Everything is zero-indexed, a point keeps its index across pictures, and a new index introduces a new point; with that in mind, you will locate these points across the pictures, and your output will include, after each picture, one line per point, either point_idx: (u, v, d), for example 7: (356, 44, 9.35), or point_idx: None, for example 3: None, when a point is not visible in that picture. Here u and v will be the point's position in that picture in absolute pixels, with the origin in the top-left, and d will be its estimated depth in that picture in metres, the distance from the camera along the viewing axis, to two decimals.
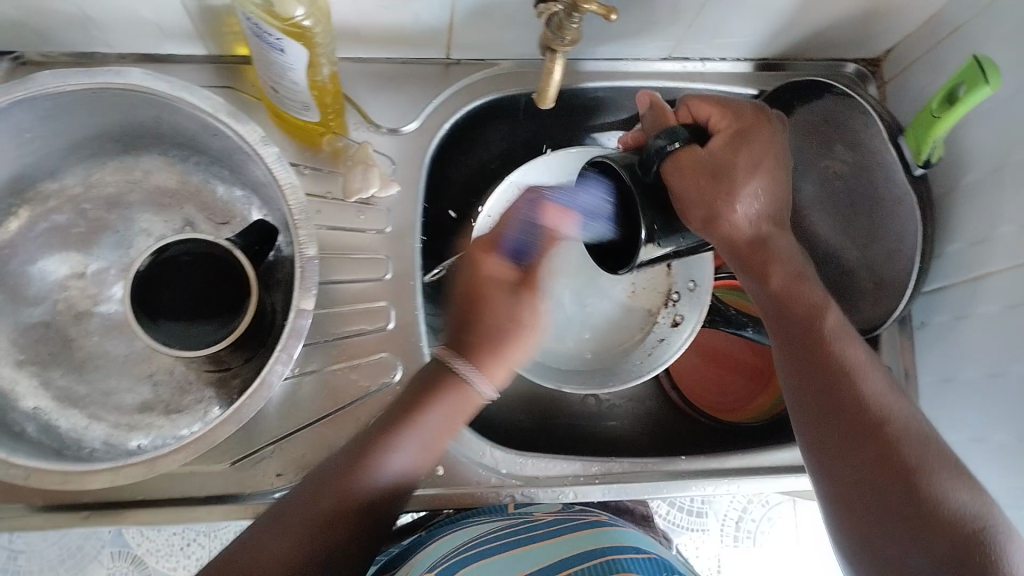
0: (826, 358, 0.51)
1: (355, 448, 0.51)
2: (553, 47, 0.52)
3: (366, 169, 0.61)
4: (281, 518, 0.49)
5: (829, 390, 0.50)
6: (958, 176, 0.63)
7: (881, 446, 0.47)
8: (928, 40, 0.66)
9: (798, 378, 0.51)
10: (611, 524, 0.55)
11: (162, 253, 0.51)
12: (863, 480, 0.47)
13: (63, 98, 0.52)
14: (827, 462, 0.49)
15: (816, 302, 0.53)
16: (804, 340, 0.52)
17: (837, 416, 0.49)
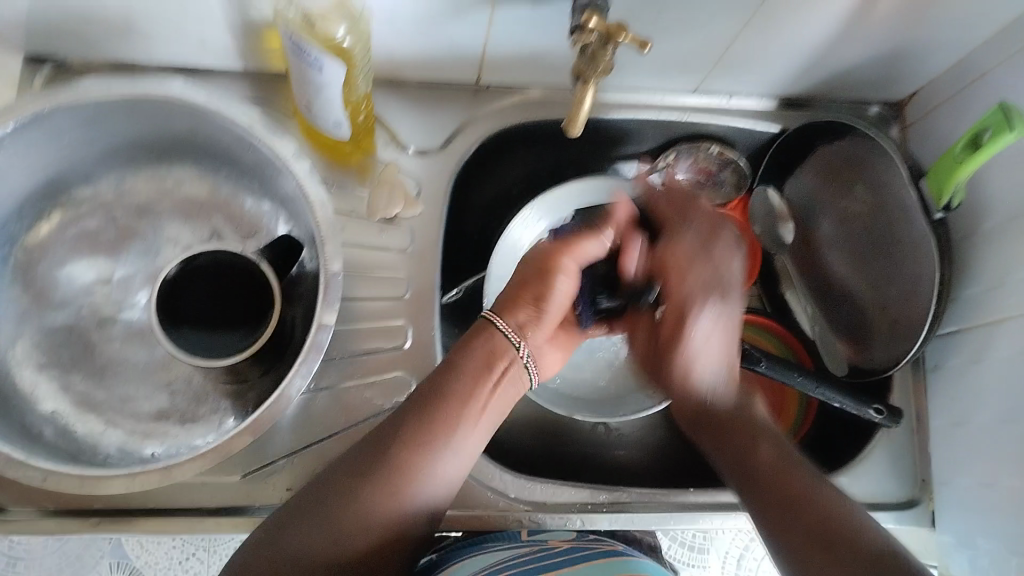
0: (773, 464, 0.50)
1: (385, 439, 0.49)
2: (586, 78, 0.52)
3: (391, 191, 0.63)
4: (309, 512, 0.46)
5: (759, 477, 0.50)
6: (977, 221, 0.63)
7: (824, 546, 0.45)
8: (950, 87, 0.67)
9: (749, 488, 0.51)
10: (629, 554, 0.54)
11: (191, 261, 0.52)
12: (812, 552, 0.45)
13: (102, 106, 0.53)
14: (781, 543, 0.47)
15: (781, 452, 0.51)
16: (755, 462, 0.51)
17: (773, 498, 0.49)
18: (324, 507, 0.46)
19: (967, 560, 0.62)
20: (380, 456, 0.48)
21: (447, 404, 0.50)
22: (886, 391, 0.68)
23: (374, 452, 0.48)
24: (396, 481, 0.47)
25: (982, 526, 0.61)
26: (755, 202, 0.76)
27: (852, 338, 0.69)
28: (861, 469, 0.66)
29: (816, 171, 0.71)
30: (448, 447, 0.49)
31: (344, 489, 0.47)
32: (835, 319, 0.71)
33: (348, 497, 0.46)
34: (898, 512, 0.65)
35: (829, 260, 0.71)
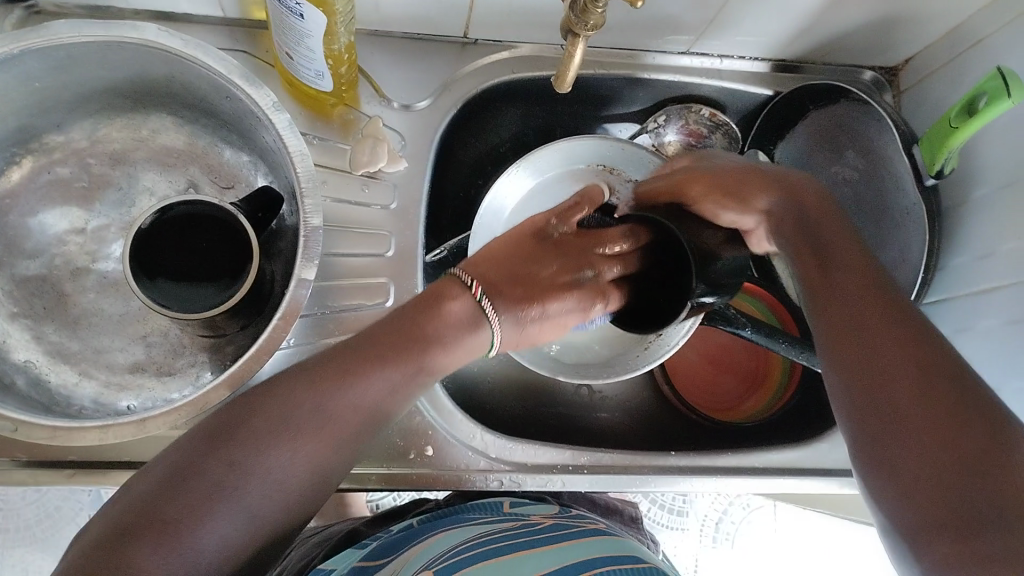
0: (855, 266, 0.48)
1: (311, 379, 0.45)
2: (575, 31, 0.51)
3: (376, 144, 0.61)
4: (215, 449, 0.40)
5: (869, 302, 0.46)
6: (969, 190, 0.62)
7: (924, 371, 0.41)
8: (947, 52, 0.66)
9: (841, 295, 0.47)
10: (609, 533, 0.54)
11: (163, 214, 0.51)
12: (922, 430, 0.39)
13: (75, 48, 0.51)
14: (878, 433, 0.41)
15: (875, 270, 0.48)
16: (839, 254, 0.50)
17: (873, 338, 0.44)
18: (220, 454, 0.40)
19: None
20: (292, 402, 0.43)
21: (370, 357, 0.47)
22: None
23: (290, 400, 0.44)
24: (314, 436, 0.43)
25: None
26: None
27: None
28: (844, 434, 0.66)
29: (810, 133, 0.69)
30: (368, 392, 0.46)
31: (248, 428, 0.41)
32: None
33: (254, 437, 0.41)
34: None
35: None
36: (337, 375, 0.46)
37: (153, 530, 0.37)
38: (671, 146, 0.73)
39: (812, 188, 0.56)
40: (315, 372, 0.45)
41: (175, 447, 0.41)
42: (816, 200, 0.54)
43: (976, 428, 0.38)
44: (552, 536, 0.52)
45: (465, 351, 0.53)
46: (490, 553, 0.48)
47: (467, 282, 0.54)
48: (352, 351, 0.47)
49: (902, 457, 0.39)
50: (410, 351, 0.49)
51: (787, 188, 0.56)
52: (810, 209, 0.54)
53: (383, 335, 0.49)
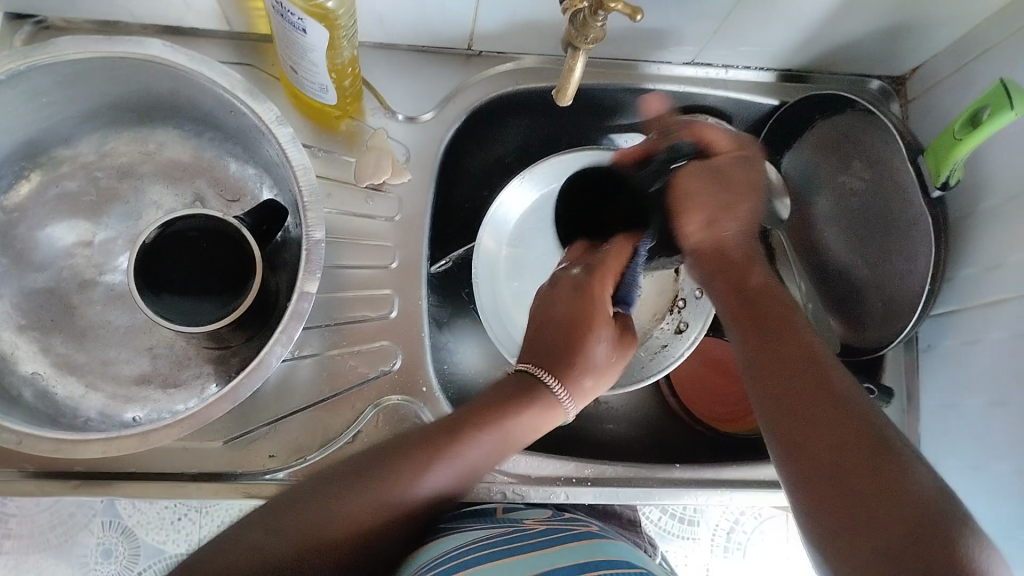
0: (799, 347, 0.52)
1: (365, 465, 0.48)
2: (576, 45, 0.51)
3: (381, 155, 0.61)
4: (285, 517, 0.46)
5: (793, 363, 0.51)
6: (976, 201, 0.62)
7: (836, 409, 0.47)
8: (954, 62, 0.65)
9: (768, 356, 0.53)
10: (601, 535, 0.54)
11: (169, 227, 0.51)
12: (841, 462, 0.45)
13: (82, 64, 0.52)
14: (790, 450, 0.48)
15: (787, 303, 0.57)
16: (772, 331, 0.54)
17: (813, 400, 0.49)
18: (296, 513, 0.46)
19: None
20: (363, 484, 0.47)
21: (435, 446, 0.49)
22: (878, 369, 0.67)
23: (364, 474, 0.48)
24: (364, 497, 0.47)
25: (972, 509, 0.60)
26: None
27: (846, 316, 0.68)
28: None
29: (816, 143, 0.69)
30: (421, 486, 0.49)
31: (312, 501, 0.46)
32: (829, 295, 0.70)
33: (321, 510, 0.46)
34: None
35: (825, 235, 0.70)
36: (392, 472, 0.48)
37: (244, 565, 0.43)
38: None
39: (738, 255, 0.61)
40: (364, 474, 0.48)
41: (257, 509, 0.47)
42: (755, 273, 0.59)
43: (870, 446, 0.45)
44: (543, 539, 0.52)
45: (499, 443, 0.51)
46: (480, 560, 0.49)
47: (543, 381, 0.53)
48: (394, 447, 0.49)
49: (801, 464, 0.47)
50: (465, 436, 0.50)
51: (717, 261, 0.61)
52: (749, 286, 0.58)
53: (450, 422, 0.51)
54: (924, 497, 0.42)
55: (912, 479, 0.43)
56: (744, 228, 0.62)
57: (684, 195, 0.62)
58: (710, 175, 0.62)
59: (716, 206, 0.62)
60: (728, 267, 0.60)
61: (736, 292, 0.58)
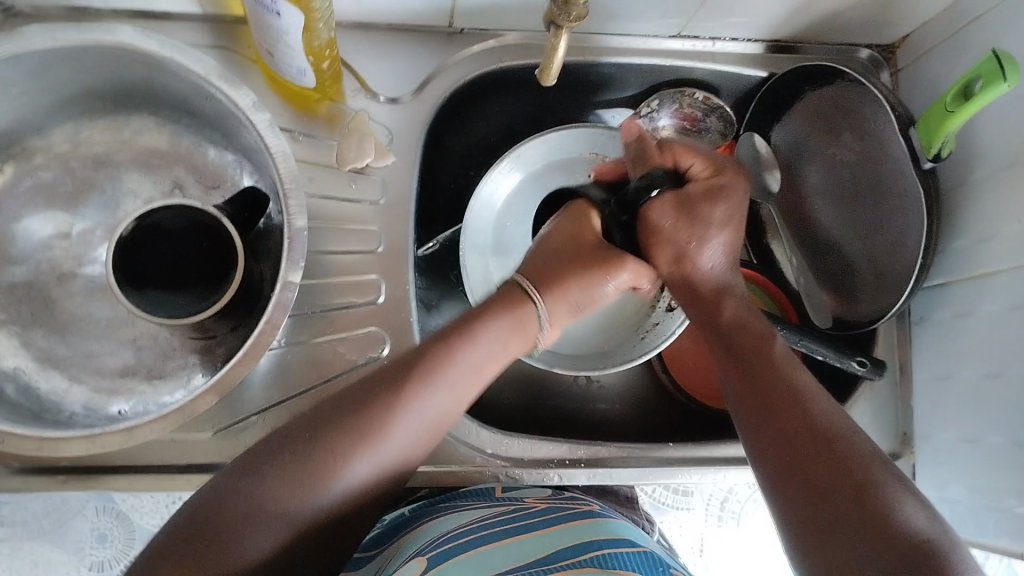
0: (778, 381, 0.51)
1: (341, 403, 0.48)
2: (558, 23, 0.50)
3: (363, 138, 0.60)
4: (258, 472, 0.45)
5: (772, 394, 0.50)
6: (967, 172, 0.61)
7: (817, 453, 0.47)
8: (944, 29, 0.64)
9: (746, 400, 0.51)
10: (604, 514, 0.53)
11: (145, 219, 0.50)
12: (818, 494, 0.45)
13: (50, 54, 0.51)
14: (779, 480, 0.47)
15: (765, 333, 0.55)
16: (753, 367, 0.52)
17: (792, 430, 0.48)
18: (250, 478, 0.45)
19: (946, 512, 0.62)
20: (323, 431, 0.46)
21: (378, 394, 0.48)
22: (870, 343, 0.67)
23: (321, 425, 0.47)
24: (365, 446, 0.46)
25: (961, 477, 0.60)
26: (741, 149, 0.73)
27: (839, 291, 0.67)
28: None
29: (805, 116, 0.68)
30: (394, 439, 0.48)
31: (292, 450, 0.46)
32: (821, 271, 0.69)
33: (306, 457, 0.45)
34: None
35: (815, 210, 0.69)
36: (373, 419, 0.47)
37: (221, 530, 0.43)
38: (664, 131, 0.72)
39: (710, 290, 0.57)
40: (331, 415, 0.47)
41: (225, 471, 0.46)
42: (728, 305, 0.56)
43: (858, 488, 0.45)
44: (544, 517, 0.52)
45: (512, 329, 0.53)
46: (478, 542, 0.48)
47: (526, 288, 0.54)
48: (383, 380, 0.49)
49: (789, 503, 0.46)
50: (438, 383, 0.49)
51: (693, 296, 0.58)
52: (726, 321, 0.56)
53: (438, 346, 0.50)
54: (905, 543, 0.42)
55: (899, 523, 0.43)
56: (720, 255, 0.58)
57: (653, 234, 0.57)
58: (677, 207, 0.56)
59: (683, 238, 0.57)
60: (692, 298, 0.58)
61: (711, 327, 0.57)
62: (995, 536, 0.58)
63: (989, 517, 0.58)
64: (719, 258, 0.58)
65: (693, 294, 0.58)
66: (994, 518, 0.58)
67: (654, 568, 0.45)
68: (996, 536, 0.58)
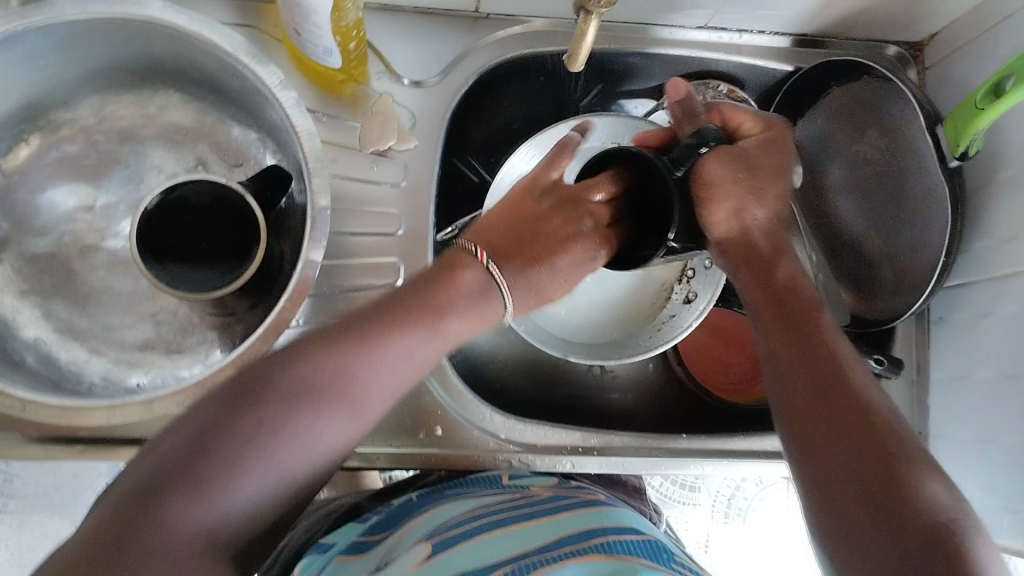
0: (820, 349, 0.50)
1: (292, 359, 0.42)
2: (589, 8, 0.50)
3: (386, 121, 0.60)
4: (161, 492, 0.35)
5: (815, 361, 0.50)
6: (993, 171, 0.61)
7: (848, 420, 0.46)
8: (974, 27, 0.64)
9: (783, 365, 0.51)
10: (609, 502, 0.54)
11: (170, 194, 0.50)
12: (846, 462, 0.44)
13: (80, 25, 0.51)
14: (808, 445, 0.47)
15: (812, 303, 0.54)
16: (791, 334, 0.52)
17: (829, 397, 0.48)
18: (220, 445, 0.42)
19: None
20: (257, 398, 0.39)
21: (373, 334, 0.45)
22: (888, 342, 0.66)
23: (263, 377, 0.40)
24: (337, 406, 0.42)
25: (976, 479, 0.60)
26: None
27: (857, 288, 0.67)
28: None
29: (829, 111, 0.68)
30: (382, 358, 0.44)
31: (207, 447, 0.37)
32: (839, 268, 0.69)
33: (212, 471, 0.36)
34: None
35: (837, 206, 0.69)
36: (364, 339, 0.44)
37: None
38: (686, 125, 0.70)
39: (766, 247, 0.57)
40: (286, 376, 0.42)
41: None
42: (779, 276, 0.56)
43: (889, 459, 0.43)
44: (550, 505, 0.53)
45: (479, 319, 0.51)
46: (485, 526, 0.49)
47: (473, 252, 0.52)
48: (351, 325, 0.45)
49: (820, 468, 0.45)
50: (399, 333, 0.46)
51: (745, 252, 0.57)
52: (771, 287, 0.55)
53: (395, 310, 0.47)
54: (931, 522, 0.40)
55: (926, 498, 0.41)
56: (772, 212, 0.58)
57: (709, 189, 0.55)
58: (734, 160, 0.56)
59: (744, 195, 0.56)
60: (741, 254, 0.57)
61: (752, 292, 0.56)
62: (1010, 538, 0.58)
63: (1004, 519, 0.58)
64: (773, 215, 0.58)
65: (750, 256, 0.57)
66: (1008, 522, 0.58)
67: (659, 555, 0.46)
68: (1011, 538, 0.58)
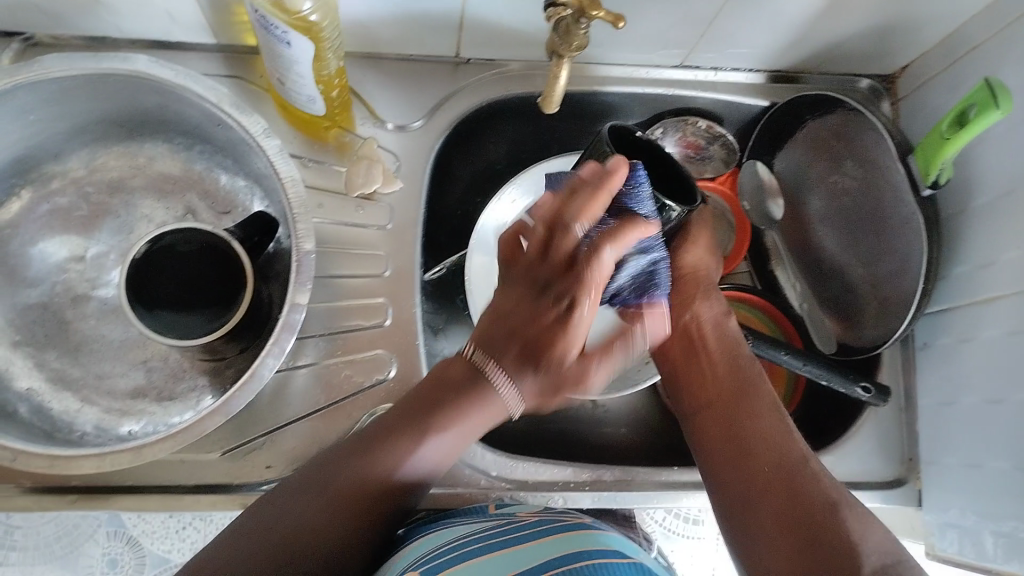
0: (749, 413, 0.54)
1: (358, 447, 0.49)
2: (559, 52, 0.52)
3: (371, 165, 0.61)
4: (274, 509, 0.46)
5: (744, 427, 0.53)
6: (967, 199, 0.62)
7: (774, 480, 0.48)
8: (942, 60, 0.65)
9: (712, 444, 0.54)
10: (598, 527, 0.53)
11: (158, 241, 0.52)
12: (774, 514, 0.47)
13: (70, 81, 0.53)
14: (738, 506, 0.50)
15: (748, 362, 0.58)
16: (714, 410, 0.56)
17: (758, 457, 0.51)
18: (280, 499, 0.47)
19: (954, 538, 0.62)
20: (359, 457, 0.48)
21: (418, 417, 0.50)
22: (874, 367, 0.68)
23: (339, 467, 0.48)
24: (403, 449, 0.49)
25: (966, 504, 0.60)
26: (744, 176, 0.74)
27: (840, 315, 0.68)
28: (848, 449, 0.65)
29: (806, 144, 0.69)
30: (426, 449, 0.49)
31: (309, 487, 0.47)
32: (824, 295, 0.70)
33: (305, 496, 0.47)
34: (882, 489, 0.65)
35: (819, 235, 0.69)
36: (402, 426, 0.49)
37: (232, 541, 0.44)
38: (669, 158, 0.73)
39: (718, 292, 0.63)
40: (366, 442, 0.49)
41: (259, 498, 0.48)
42: (710, 332, 0.60)
43: (815, 504, 0.46)
44: (537, 528, 0.52)
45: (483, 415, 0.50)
46: (471, 554, 0.49)
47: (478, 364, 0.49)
48: (396, 416, 0.50)
49: (750, 527, 0.48)
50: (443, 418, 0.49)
51: (690, 290, 0.62)
52: (703, 349, 0.60)
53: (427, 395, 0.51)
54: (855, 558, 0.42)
55: (851, 541, 0.43)
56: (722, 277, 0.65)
57: (697, 228, 0.62)
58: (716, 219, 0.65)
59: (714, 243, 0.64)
60: (672, 302, 0.62)
61: (686, 359, 0.60)
62: (1002, 563, 0.57)
63: (994, 545, 0.58)
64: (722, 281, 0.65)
65: (687, 288, 0.62)
66: (999, 546, 0.57)
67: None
68: (1003, 562, 0.57)
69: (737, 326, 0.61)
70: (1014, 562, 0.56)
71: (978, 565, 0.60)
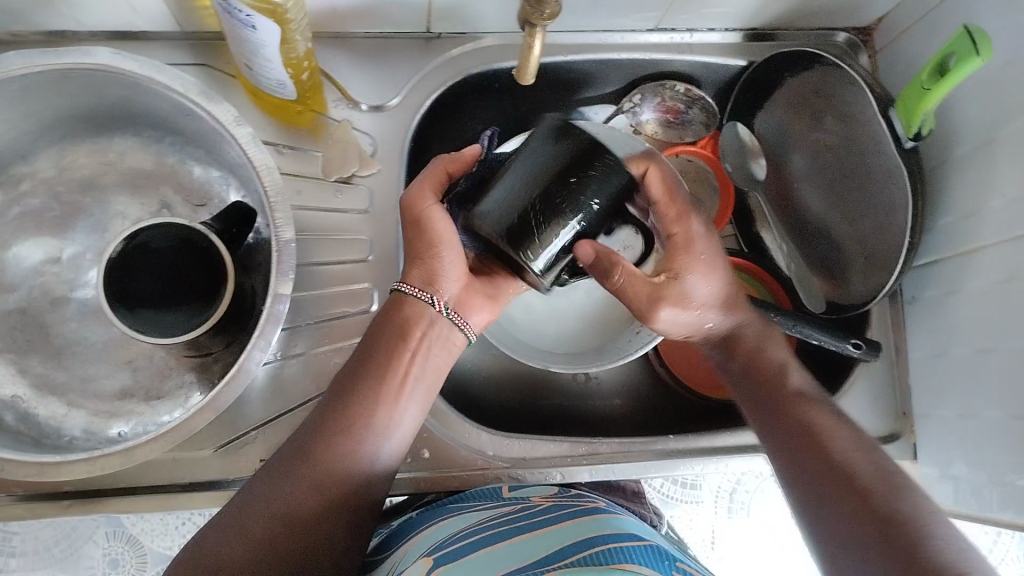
0: (795, 409, 0.52)
1: (304, 445, 0.50)
2: (532, 21, 0.50)
3: (347, 149, 0.61)
4: (219, 536, 0.46)
5: (798, 425, 0.51)
6: (949, 149, 0.62)
7: (845, 486, 0.47)
8: (919, 9, 0.64)
9: (777, 440, 0.52)
10: (611, 511, 0.52)
11: (133, 238, 0.50)
12: (850, 531, 0.45)
13: (32, 79, 0.51)
14: (815, 515, 0.48)
15: (786, 361, 0.56)
16: (779, 404, 0.53)
17: (825, 464, 0.48)
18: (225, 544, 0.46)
19: (949, 489, 0.62)
20: (308, 456, 0.49)
21: (344, 412, 0.51)
22: (863, 325, 0.68)
23: (300, 460, 0.49)
24: (336, 439, 0.50)
25: (961, 454, 0.60)
26: (726, 140, 0.74)
27: (829, 276, 0.68)
28: (842, 406, 0.66)
29: (786, 102, 0.68)
30: (387, 426, 0.52)
31: (254, 518, 0.47)
32: (811, 257, 0.70)
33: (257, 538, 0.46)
34: (876, 444, 0.65)
35: (804, 196, 0.69)
36: (352, 406, 0.51)
37: None
38: (648, 124, 0.74)
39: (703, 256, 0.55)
40: (301, 446, 0.50)
41: (202, 530, 0.47)
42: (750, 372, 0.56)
43: (884, 521, 0.44)
44: (552, 514, 0.52)
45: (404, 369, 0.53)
46: (486, 542, 0.49)
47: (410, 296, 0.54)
48: (326, 413, 0.51)
49: (821, 528, 0.47)
50: (379, 393, 0.52)
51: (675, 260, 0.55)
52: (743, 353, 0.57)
53: (351, 379, 0.52)
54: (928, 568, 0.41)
55: (925, 551, 0.42)
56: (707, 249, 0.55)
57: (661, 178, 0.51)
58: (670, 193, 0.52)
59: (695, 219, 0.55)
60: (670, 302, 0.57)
61: (739, 383, 0.57)
62: (1000, 512, 0.57)
63: (991, 492, 0.58)
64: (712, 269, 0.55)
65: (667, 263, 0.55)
66: (995, 494, 0.57)
67: (660, 560, 0.44)
68: (1000, 511, 0.57)
69: (783, 353, 0.57)
70: (1012, 510, 0.56)
71: (976, 513, 0.60)
